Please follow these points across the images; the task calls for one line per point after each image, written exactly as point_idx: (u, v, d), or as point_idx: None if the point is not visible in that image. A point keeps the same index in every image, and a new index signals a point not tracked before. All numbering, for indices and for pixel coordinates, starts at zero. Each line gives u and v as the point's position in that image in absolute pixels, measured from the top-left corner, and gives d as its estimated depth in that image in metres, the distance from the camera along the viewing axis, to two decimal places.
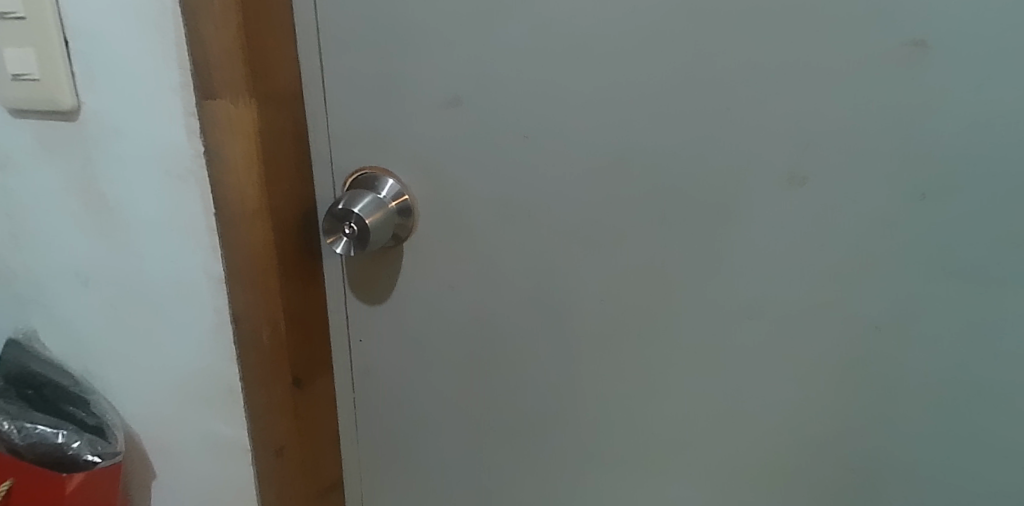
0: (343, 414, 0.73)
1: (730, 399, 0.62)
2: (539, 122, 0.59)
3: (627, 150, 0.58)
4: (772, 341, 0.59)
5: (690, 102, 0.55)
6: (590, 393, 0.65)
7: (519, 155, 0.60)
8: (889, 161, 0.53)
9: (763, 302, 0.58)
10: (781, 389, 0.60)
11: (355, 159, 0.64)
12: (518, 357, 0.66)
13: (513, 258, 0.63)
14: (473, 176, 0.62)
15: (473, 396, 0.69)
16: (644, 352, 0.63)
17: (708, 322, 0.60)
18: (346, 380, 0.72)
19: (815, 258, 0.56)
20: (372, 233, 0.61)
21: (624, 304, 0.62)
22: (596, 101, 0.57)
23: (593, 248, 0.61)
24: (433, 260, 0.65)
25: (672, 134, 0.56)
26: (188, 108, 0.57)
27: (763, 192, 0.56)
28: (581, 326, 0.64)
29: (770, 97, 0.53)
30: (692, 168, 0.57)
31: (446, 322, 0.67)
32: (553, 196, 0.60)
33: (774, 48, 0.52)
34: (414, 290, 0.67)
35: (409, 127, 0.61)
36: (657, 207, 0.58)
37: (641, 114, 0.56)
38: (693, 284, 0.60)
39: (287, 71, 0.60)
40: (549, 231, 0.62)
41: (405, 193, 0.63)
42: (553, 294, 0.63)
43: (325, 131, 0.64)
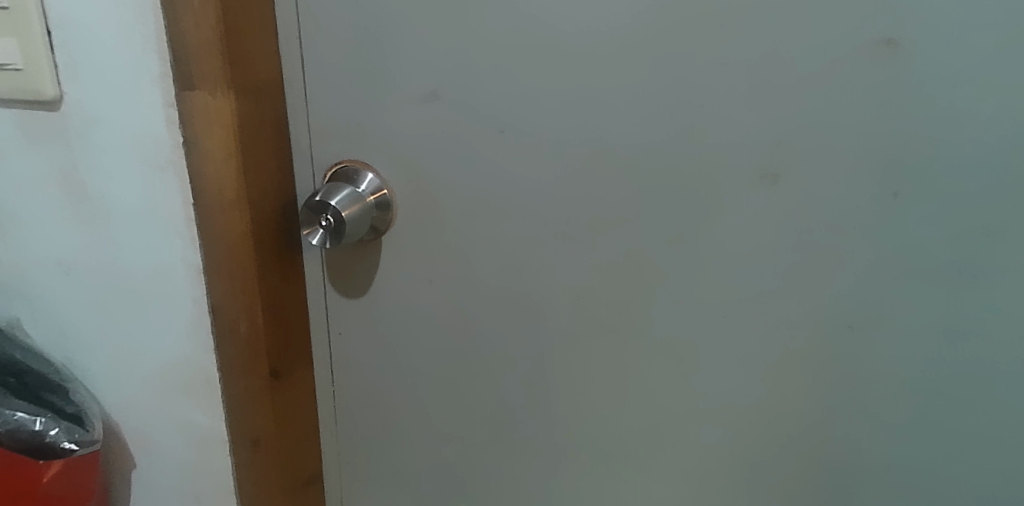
0: (323, 408, 0.74)
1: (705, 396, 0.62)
2: (516, 117, 0.59)
3: (602, 145, 0.58)
4: (745, 338, 0.59)
5: (664, 97, 0.55)
6: (566, 389, 0.66)
7: (495, 150, 0.60)
8: (859, 160, 0.53)
9: (736, 299, 0.59)
10: (754, 386, 0.61)
11: (335, 152, 0.64)
12: (494, 351, 0.67)
13: (490, 252, 0.64)
14: (451, 170, 0.62)
15: (450, 391, 0.69)
16: (619, 348, 0.63)
17: (681, 317, 0.61)
18: (325, 374, 0.73)
19: (786, 256, 0.57)
20: (348, 226, 0.61)
21: (599, 300, 0.62)
22: (571, 97, 0.57)
23: (569, 243, 0.61)
24: (411, 254, 0.66)
25: (646, 131, 0.57)
26: (168, 99, 0.58)
27: (736, 188, 0.56)
28: (556, 321, 0.64)
29: (742, 94, 0.54)
30: (667, 163, 0.57)
31: (424, 316, 0.67)
32: (529, 191, 0.61)
33: (745, 45, 0.53)
34: (392, 283, 0.67)
35: (388, 121, 0.62)
36: (631, 203, 0.59)
37: (616, 109, 0.57)
38: (667, 279, 0.60)
39: (266, 64, 0.61)
40: (526, 226, 0.62)
41: (384, 187, 0.64)
42: (529, 289, 0.64)
43: (305, 125, 0.64)
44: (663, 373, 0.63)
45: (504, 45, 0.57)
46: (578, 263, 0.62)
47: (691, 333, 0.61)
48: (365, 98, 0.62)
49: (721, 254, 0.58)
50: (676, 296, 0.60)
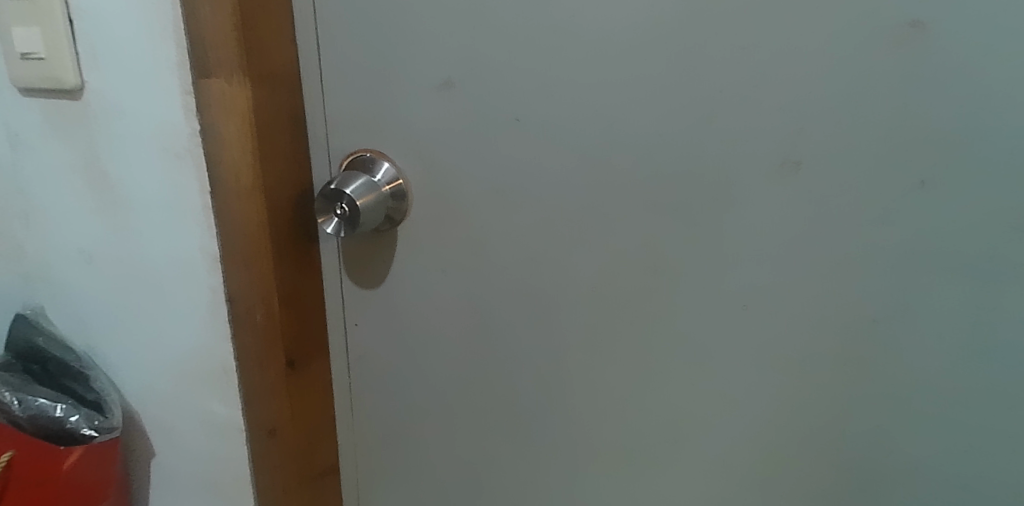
0: (339, 399, 0.74)
1: (725, 391, 0.61)
2: (532, 105, 0.58)
3: (620, 132, 0.57)
4: (765, 332, 0.58)
5: (683, 82, 0.54)
6: (582, 382, 0.65)
7: (511, 138, 0.60)
8: (884, 147, 0.51)
9: (756, 289, 0.57)
10: (774, 380, 0.59)
11: (351, 141, 0.64)
12: (510, 344, 0.66)
13: (505, 242, 0.63)
14: (466, 160, 0.62)
15: (466, 383, 0.69)
16: (636, 340, 0.62)
17: (700, 308, 0.59)
18: (342, 365, 0.72)
19: (808, 247, 0.55)
20: (363, 214, 0.61)
21: (616, 292, 0.61)
22: (587, 84, 0.57)
23: (586, 233, 0.61)
24: (427, 245, 0.65)
25: (662, 119, 0.56)
26: (186, 87, 0.58)
27: (756, 176, 0.55)
28: (573, 312, 0.63)
29: (762, 81, 0.53)
30: (685, 150, 0.56)
31: (440, 307, 0.67)
32: (544, 180, 0.60)
33: (765, 29, 0.51)
34: (408, 274, 0.67)
35: (404, 109, 0.62)
36: (649, 193, 0.58)
37: (633, 95, 0.56)
38: (685, 269, 0.59)
39: (282, 53, 0.61)
40: (542, 215, 0.61)
41: (399, 176, 0.64)
42: (545, 281, 0.63)
43: (322, 114, 0.64)
44: (681, 366, 0.61)
45: (519, 31, 0.56)
46: (595, 254, 0.61)
47: (710, 325, 0.59)
48: (381, 86, 0.61)
49: (741, 244, 0.57)
50: (695, 286, 0.59)
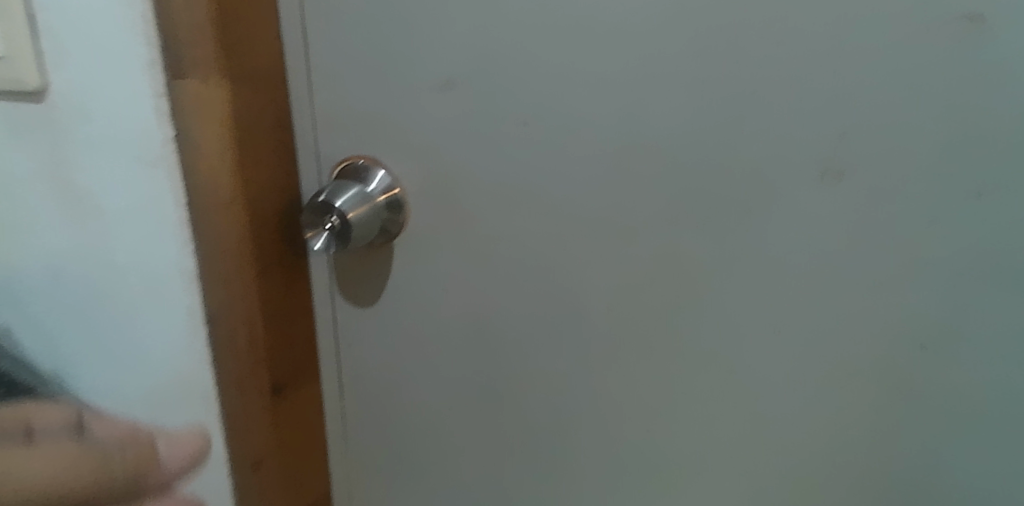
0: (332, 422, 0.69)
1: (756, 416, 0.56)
2: (541, 107, 0.53)
3: (638, 137, 0.52)
4: (799, 353, 0.53)
5: (711, 80, 0.49)
6: (597, 405, 0.60)
7: (519, 143, 0.55)
8: (934, 153, 0.46)
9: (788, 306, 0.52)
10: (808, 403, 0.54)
11: (342, 147, 0.59)
12: (518, 365, 0.61)
13: (513, 255, 0.58)
14: (469, 167, 0.56)
15: (470, 407, 0.64)
16: (657, 361, 0.57)
17: (727, 327, 0.54)
18: (334, 388, 0.67)
19: (847, 262, 0.50)
20: (355, 230, 0.56)
21: (634, 310, 0.56)
22: (602, 85, 0.51)
23: (601, 247, 0.56)
24: (427, 259, 0.60)
25: (686, 123, 0.50)
26: (157, 88, 0.52)
27: (790, 185, 0.50)
28: (587, 330, 0.58)
29: (798, 80, 0.47)
30: (713, 156, 0.50)
31: (442, 325, 0.62)
32: (555, 189, 0.55)
33: (802, 23, 0.46)
34: (407, 290, 0.62)
35: (402, 112, 0.56)
36: (670, 204, 0.53)
37: (655, 95, 0.50)
38: (710, 285, 0.54)
39: (266, 51, 0.55)
40: (553, 227, 0.56)
41: (396, 185, 0.58)
42: (557, 298, 0.58)
43: (311, 117, 0.59)
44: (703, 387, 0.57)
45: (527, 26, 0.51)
46: (611, 268, 0.56)
47: (737, 344, 0.54)
48: (377, 86, 0.56)
49: (774, 256, 0.52)
50: (721, 303, 0.54)
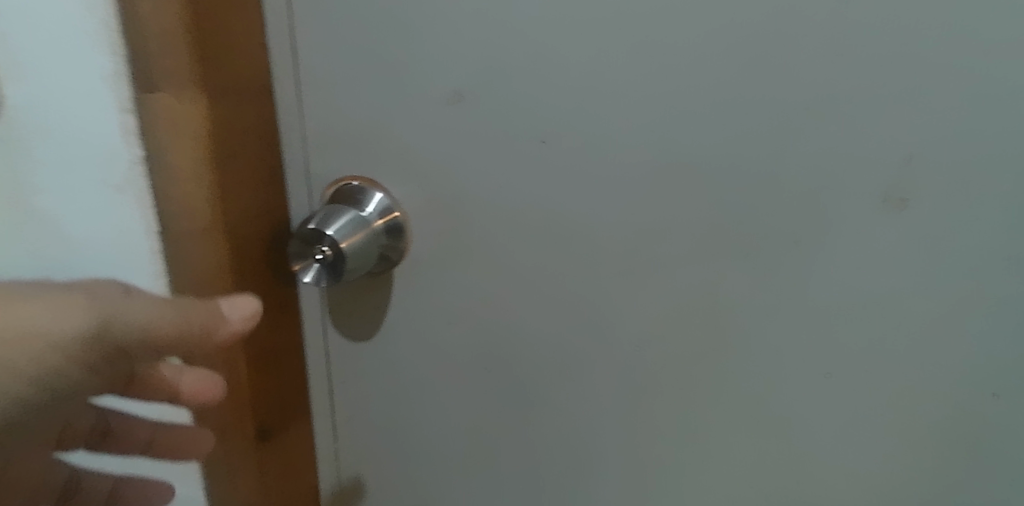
0: (324, 460, 0.63)
1: (792, 456, 0.52)
2: (560, 124, 0.47)
3: (670, 158, 0.46)
4: (842, 394, 0.49)
5: (757, 95, 0.43)
6: (618, 446, 0.56)
7: (534, 164, 0.49)
8: (1008, 180, 0.41)
9: (829, 343, 0.48)
10: (848, 442, 0.50)
11: (336, 166, 0.53)
12: (532, 402, 0.56)
13: (526, 285, 0.53)
14: (479, 191, 0.51)
15: (479, 446, 0.59)
16: (685, 400, 0.52)
17: (759, 364, 0.50)
18: (327, 427, 0.62)
19: (902, 298, 0.45)
20: (350, 259, 0.50)
21: (660, 347, 0.51)
22: (630, 99, 0.45)
23: (625, 279, 0.50)
24: (430, 290, 0.55)
25: (725, 142, 0.45)
26: (123, 103, 0.46)
27: (839, 212, 0.44)
28: (605, 366, 0.53)
29: (856, 96, 0.42)
30: (754, 180, 0.45)
31: (447, 361, 0.56)
32: (574, 214, 0.49)
33: (863, 32, 0.40)
34: (407, 325, 0.56)
35: (403, 129, 0.51)
36: (704, 233, 0.47)
37: (691, 111, 0.44)
38: (744, 320, 0.49)
39: (249, 60, 0.49)
40: (570, 255, 0.51)
41: (395, 208, 0.53)
42: (575, 333, 0.53)
43: (301, 133, 0.53)
44: (733, 424, 0.52)
45: (546, 33, 0.45)
46: (634, 300, 0.51)
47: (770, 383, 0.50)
48: (376, 100, 0.50)
49: (816, 289, 0.47)
50: (753, 341, 0.49)
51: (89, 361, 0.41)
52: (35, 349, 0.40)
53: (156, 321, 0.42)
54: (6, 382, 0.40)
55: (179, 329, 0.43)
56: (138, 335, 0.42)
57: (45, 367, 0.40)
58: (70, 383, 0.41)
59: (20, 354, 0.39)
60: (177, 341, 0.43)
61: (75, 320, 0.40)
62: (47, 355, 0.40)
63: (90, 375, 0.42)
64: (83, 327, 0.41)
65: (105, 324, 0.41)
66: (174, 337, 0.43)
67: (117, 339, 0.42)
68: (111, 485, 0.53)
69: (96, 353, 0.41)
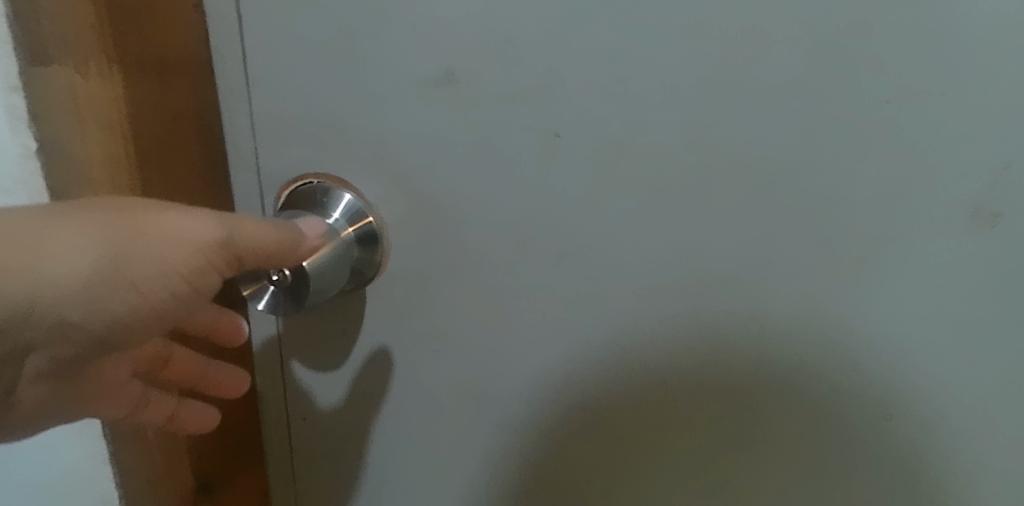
0: (268, 439, 0.55)
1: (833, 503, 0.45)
2: (574, 115, 0.39)
3: (707, 160, 0.38)
4: (898, 436, 0.42)
5: (818, 85, 0.36)
6: (632, 487, 0.49)
7: (541, 164, 0.41)
8: None
9: (882, 382, 0.41)
10: (890, 492, 0.44)
11: (294, 162, 0.44)
12: (532, 436, 0.49)
13: (524, 305, 0.45)
14: (473, 193, 0.43)
15: (470, 480, 0.52)
16: (712, 440, 0.46)
17: (794, 402, 0.43)
18: (284, 460, 0.55)
19: (978, 329, 0.38)
20: (318, 279, 0.42)
21: (688, 381, 0.44)
22: (661, 88, 0.37)
23: (649, 302, 0.43)
24: (410, 308, 0.47)
25: (777, 142, 0.37)
26: (9, 84, 0.41)
27: (912, 229, 0.37)
28: (615, 401, 0.46)
29: (942, 90, 0.34)
30: (808, 188, 0.38)
31: (431, 386, 0.49)
32: (586, 226, 0.42)
33: (956, 10, 0.33)
34: (383, 345, 0.49)
35: (379, 119, 0.42)
36: (746, 251, 0.40)
37: (736, 104, 0.37)
38: (780, 352, 0.42)
39: (179, 33, 0.41)
40: (581, 273, 0.43)
41: (369, 213, 0.44)
42: (585, 362, 0.45)
43: (248, 121, 0.44)
44: (759, 466, 0.45)
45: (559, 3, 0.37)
46: (653, 327, 0.43)
47: (804, 423, 0.43)
48: (348, 84, 0.41)
49: (869, 321, 0.40)
50: (789, 376, 0.42)
51: (212, 275, 0.38)
52: (168, 261, 0.36)
53: (272, 245, 0.39)
54: (119, 291, 0.35)
55: (283, 251, 0.40)
56: (248, 257, 0.38)
57: (178, 275, 0.37)
58: (181, 298, 0.38)
59: (150, 267, 0.35)
60: (280, 261, 0.40)
61: (206, 236, 0.36)
62: (180, 268, 0.36)
63: (203, 291, 0.39)
64: (216, 241, 0.37)
65: (227, 240, 0.37)
66: (281, 257, 0.40)
67: (232, 262, 0.38)
68: (167, 414, 0.51)
69: (216, 271, 0.38)
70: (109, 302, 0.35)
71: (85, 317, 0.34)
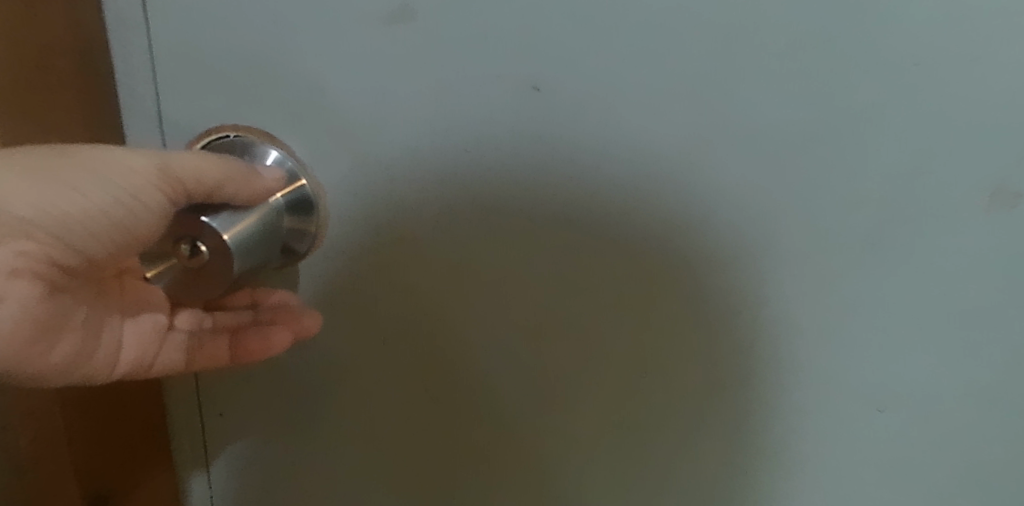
0: (177, 436, 0.47)
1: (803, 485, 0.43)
2: (555, 65, 0.33)
3: (707, 125, 0.33)
4: (878, 418, 0.40)
5: (848, 41, 0.31)
6: (596, 478, 0.44)
7: (516, 123, 0.34)
8: None
9: (876, 368, 0.38)
10: (872, 476, 0.42)
11: (204, 110, 0.36)
12: (489, 427, 0.43)
13: (490, 288, 0.39)
14: (430, 151, 0.36)
15: (415, 476, 0.46)
16: (689, 428, 0.41)
17: (785, 390, 0.40)
18: (195, 455, 0.47)
19: (971, 312, 0.36)
20: (242, 255, 0.35)
21: (669, 368, 0.40)
22: (660, 40, 0.32)
23: (631, 282, 0.37)
24: (350, 285, 0.40)
25: (790, 107, 0.32)
26: None
27: (922, 207, 0.34)
28: (586, 390, 0.41)
29: (970, 54, 0.30)
30: (818, 159, 0.33)
31: (373, 375, 0.43)
32: (570, 197, 0.36)
33: None
34: (316, 327, 0.42)
35: (321, 60, 0.34)
36: (744, 227, 0.35)
37: (748, 61, 0.31)
38: (775, 338, 0.38)
39: None
40: (555, 246, 0.37)
41: (302, 175, 0.37)
42: (554, 347, 0.40)
43: (144, 54, 0.35)
44: (739, 457, 0.42)
45: None
46: (641, 313, 0.38)
47: (789, 412, 0.40)
48: (283, 12, 0.34)
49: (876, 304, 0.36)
50: (781, 362, 0.39)
51: (159, 199, 0.33)
52: (108, 176, 0.32)
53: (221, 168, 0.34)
54: (66, 197, 0.31)
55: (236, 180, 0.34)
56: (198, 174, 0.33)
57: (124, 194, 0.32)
58: (134, 219, 0.34)
59: (87, 178, 0.32)
60: (226, 200, 0.35)
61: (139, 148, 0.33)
62: (117, 181, 0.32)
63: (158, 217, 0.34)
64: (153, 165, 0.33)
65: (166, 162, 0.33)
66: (235, 186, 0.34)
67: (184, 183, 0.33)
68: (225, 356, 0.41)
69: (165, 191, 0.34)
70: (54, 206, 0.31)
71: (39, 216, 0.31)
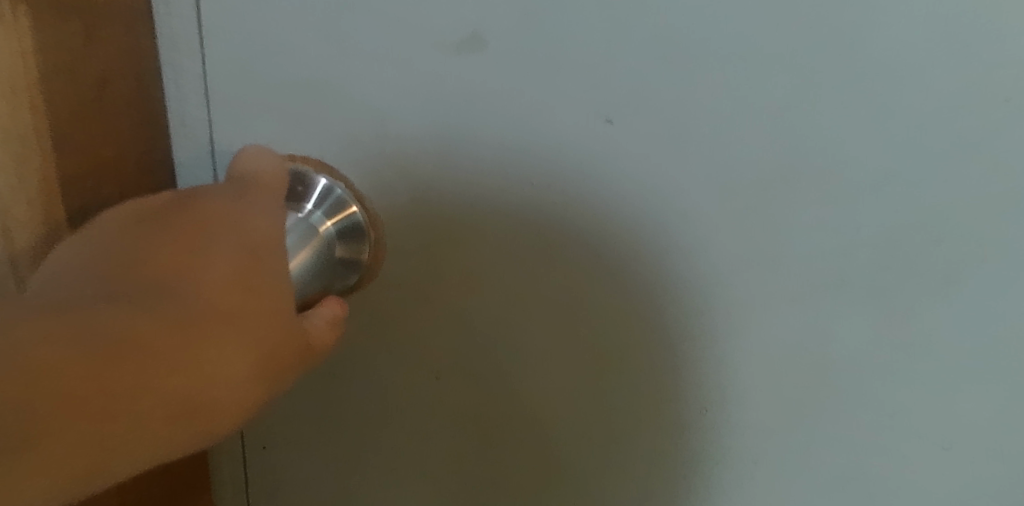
0: (218, 474, 0.45)
1: None
2: (629, 98, 0.32)
3: (782, 157, 0.33)
4: (945, 445, 0.39)
5: (930, 76, 0.30)
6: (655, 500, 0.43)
7: (581, 157, 0.34)
8: None
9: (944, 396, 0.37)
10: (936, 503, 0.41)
11: (259, 140, 0.35)
12: (546, 455, 0.42)
13: (548, 323, 0.38)
14: (495, 180, 0.35)
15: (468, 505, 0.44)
16: (751, 452, 0.41)
17: (844, 427, 0.39)
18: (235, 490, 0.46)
19: None
20: (300, 287, 0.33)
21: (732, 395, 0.39)
22: (737, 75, 0.31)
23: (697, 310, 0.37)
24: (405, 315, 0.39)
25: (866, 140, 0.32)
26: None
27: (996, 238, 0.33)
28: (647, 414, 0.40)
29: None
30: (893, 191, 0.33)
31: (427, 404, 0.41)
32: (633, 233, 0.35)
33: None
34: (368, 357, 0.40)
35: (383, 89, 0.33)
36: (814, 256, 0.35)
37: (827, 96, 0.31)
38: (841, 366, 0.37)
39: None
40: (621, 273, 0.37)
41: (351, 202, 0.35)
42: (616, 373, 0.39)
43: (196, 84, 0.34)
44: (797, 489, 0.42)
45: None
46: (702, 349, 0.38)
47: (856, 441, 0.39)
48: (349, 41, 0.32)
49: (935, 337, 0.36)
50: (848, 390, 0.38)
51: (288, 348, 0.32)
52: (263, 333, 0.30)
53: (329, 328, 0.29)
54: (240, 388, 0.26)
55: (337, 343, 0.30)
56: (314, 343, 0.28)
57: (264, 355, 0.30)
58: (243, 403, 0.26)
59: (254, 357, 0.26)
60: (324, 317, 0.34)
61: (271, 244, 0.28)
62: None
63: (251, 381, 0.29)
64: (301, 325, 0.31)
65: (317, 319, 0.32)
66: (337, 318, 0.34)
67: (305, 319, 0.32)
68: None
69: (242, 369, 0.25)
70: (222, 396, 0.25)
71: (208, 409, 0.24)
